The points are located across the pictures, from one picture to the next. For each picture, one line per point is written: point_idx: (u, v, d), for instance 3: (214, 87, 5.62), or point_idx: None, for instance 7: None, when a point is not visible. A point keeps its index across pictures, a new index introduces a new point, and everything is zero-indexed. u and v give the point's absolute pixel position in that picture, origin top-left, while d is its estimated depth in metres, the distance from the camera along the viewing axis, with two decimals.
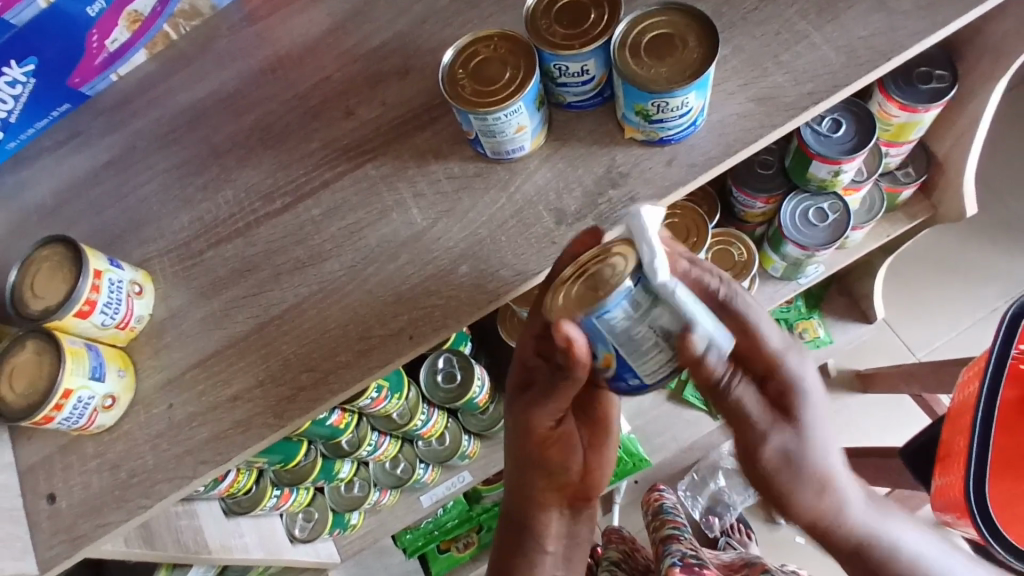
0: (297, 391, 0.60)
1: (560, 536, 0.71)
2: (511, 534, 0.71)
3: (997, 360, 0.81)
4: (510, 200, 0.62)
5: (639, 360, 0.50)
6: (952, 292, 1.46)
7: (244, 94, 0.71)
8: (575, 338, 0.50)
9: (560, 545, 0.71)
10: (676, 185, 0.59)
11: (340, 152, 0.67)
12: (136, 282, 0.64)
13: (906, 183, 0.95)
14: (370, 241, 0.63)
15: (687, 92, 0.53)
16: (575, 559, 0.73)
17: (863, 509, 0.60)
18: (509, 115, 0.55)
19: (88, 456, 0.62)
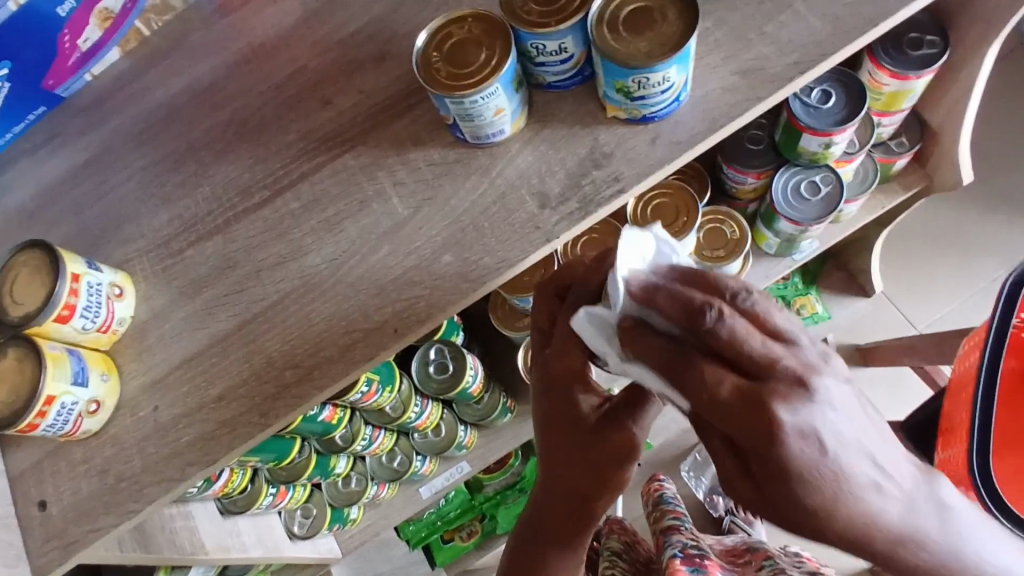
0: (282, 388, 0.59)
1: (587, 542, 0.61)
2: (538, 551, 0.59)
3: (996, 331, 0.81)
4: (492, 184, 0.60)
5: None
6: (949, 264, 1.45)
7: (219, 88, 0.70)
8: None
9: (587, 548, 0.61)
10: (660, 163, 0.58)
11: (318, 143, 0.65)
12: (116, 283, 0.63)
13: (900, 154, 0.93)
14: (351, 232, 0.62)
15: (669, 66, 0.52)
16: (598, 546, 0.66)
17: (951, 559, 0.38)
18: (486, 98, 0.54)
19: (76, 461, 0.61)
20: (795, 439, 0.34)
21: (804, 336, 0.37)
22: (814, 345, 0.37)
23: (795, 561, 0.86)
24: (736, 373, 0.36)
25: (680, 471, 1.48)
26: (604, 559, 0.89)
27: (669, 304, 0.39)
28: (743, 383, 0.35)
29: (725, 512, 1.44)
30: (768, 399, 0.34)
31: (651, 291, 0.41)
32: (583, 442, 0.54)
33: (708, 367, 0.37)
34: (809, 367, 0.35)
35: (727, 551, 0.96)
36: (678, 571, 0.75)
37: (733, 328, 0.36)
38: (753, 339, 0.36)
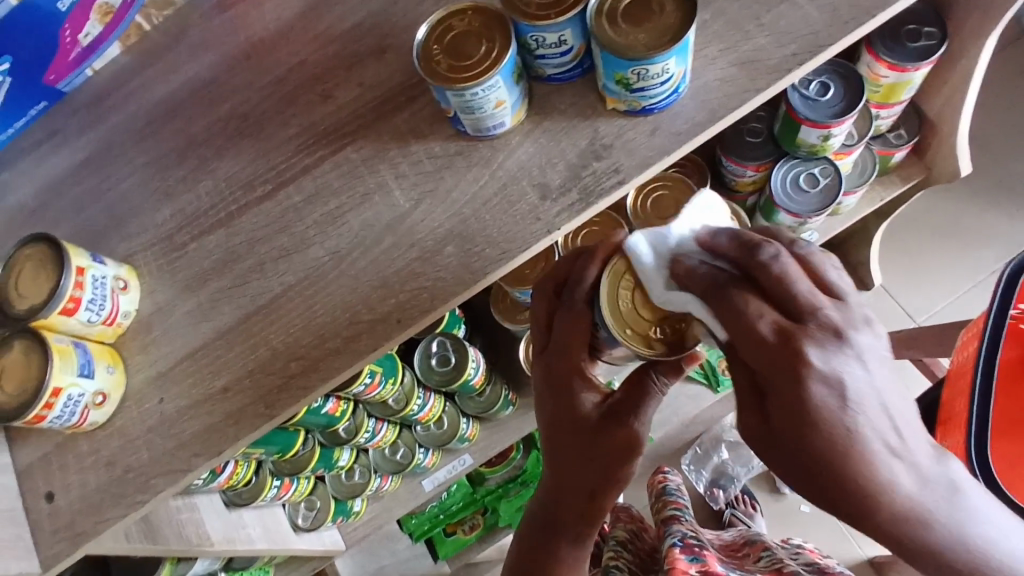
0: (287, 379, 0.59)
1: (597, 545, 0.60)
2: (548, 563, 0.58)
3: (994, 320, 0.81)
4: (493, 176, 0.61)
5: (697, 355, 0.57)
6: (948, 256, 1.45)
7: (220, 83, 0.70)
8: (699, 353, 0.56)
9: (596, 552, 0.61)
10: (660, 154, 0.58)
11: (320, 137, 0.66)
12: (120, 277, 0.63)
13: (898, 146, 0.94)
14: (354, 225, 0.62)
15: (668, 57, 0.52)
16: None
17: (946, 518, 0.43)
18: (487, 90, 0.54)
19: (82, 454, 0.62)
20: (817, 379, 0.40)
21: (853, 299, 0.44)
22: (860, 308, 0.44)
23: (794, 552, 0.87)
24: (777, 314, 0.43)
25: (680, 463, 1.51)
26: (609, 549, 0.90)
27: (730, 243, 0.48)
28: (782, 323, 0.42)
29: (726, 505, 1.44)
30: (801, 339, 0.41)
31: (713, 239, 0.51)
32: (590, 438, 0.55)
33: (752, 301, 0.44)
34: (847, 323, 0.42)
35: (726, 543, 0.96)
36: (677, 560, 0.75)
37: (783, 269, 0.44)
38: (801, 283, 0.43)
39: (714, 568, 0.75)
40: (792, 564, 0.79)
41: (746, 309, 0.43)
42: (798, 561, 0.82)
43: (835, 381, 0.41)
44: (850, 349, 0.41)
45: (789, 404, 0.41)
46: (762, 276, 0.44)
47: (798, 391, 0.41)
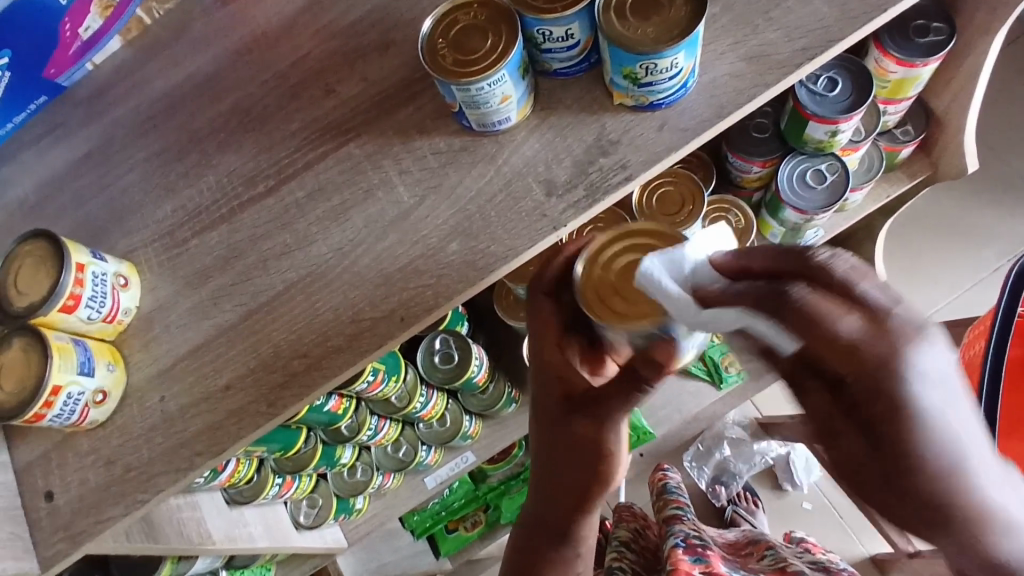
0: (290, 377, 0.59)
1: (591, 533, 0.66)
2: (536, 538, 0.65)
3: (1002, 318, 0.80)
4: (498, 173, 0.60)
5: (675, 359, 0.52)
6: (952, 253, 1.44)
7: (222, 78, 0.69)
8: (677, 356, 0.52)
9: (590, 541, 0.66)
10: (668, 150, 0.57)
11: (322, 133, 0.65)
12: (121, 274, 0.63)
13: (904, 142, 0.93)
14: (356, 222, 0.61)
15: (677, 51, 0.51)
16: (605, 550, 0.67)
17: None
18: (492, 84, 0.53)
19: (83, 452, 0.61)
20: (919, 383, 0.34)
21: None
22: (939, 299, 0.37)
23: (799, 550, 0.87)
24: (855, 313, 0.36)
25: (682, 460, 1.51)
26: (611, 549, 0.90)
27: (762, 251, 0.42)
28: (868, 323, 0.35)
29: (728, 502, 1.45)
30: (895, 340, 0.34)
31: (747, 256, 0.43)
32: (557, 438, 0.59)
33: (826, 301, 0.36)
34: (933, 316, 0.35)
35: (729, 542, 0.96)
36: (680, 560, 0.75)
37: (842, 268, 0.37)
38: (871, 279, 0.36)
39: (717, 568, 0.75)
40: (795, 563, 0.78)
41: (823, 309, 0.36)
42: (802, 560, 0.81)
43: (935, 387, 0.34)
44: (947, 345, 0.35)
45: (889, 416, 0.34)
46: (822, 279, 0.37)
47: (907, 407, 0.34)
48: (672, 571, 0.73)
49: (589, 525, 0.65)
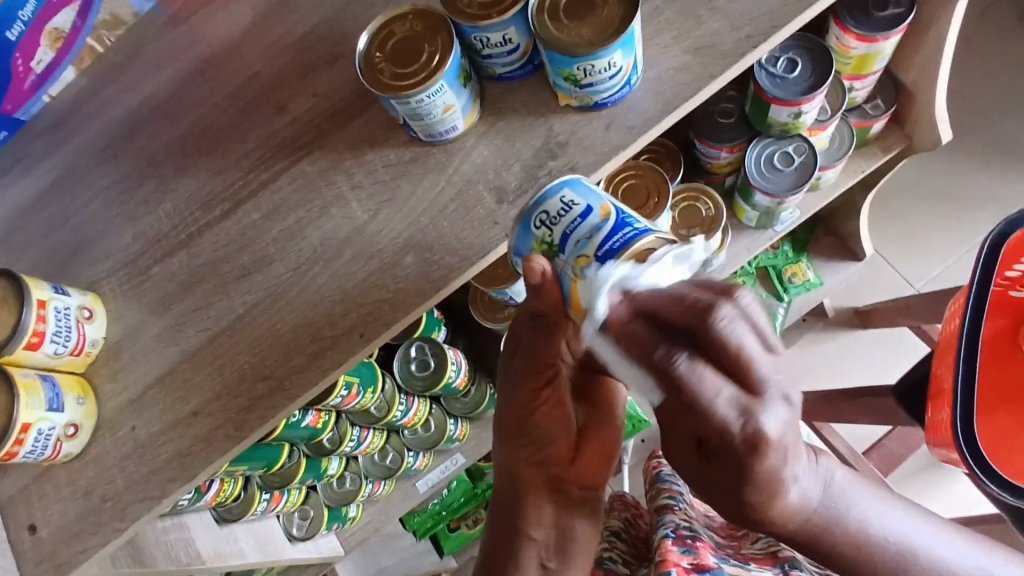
0: (255, 401, 0.59)
1: (550, 524, 0.61)
2: (500, 516, 0.62)
3: (976, 295, 0.80)
4: (449, 181, 0.60)
5: (565, 276, 0.53)
6: (939, 220, 1.43)
7: (174, 101, 0.69)
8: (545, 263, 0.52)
9: (548, 533, 0.61)
10: (617, 149, 0.57)
11: (274, 151, 0.65)
12: (85, 306, 0.63)
13: (875, 117, 0.92)
14: (313, 240, 0.61)
15: (612, 51, 0.51)
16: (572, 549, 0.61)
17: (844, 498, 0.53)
18: (432, 96, 0.53)
19: (61, 484, 0.62)
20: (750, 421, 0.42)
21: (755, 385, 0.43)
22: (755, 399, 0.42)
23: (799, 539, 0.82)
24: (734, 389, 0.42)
25: None
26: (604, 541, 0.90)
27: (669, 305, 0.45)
28: (742, 403, 0.42)
29: None
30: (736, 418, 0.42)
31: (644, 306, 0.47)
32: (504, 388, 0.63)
33: (706, 373, 0.42)
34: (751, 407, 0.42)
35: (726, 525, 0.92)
36: (669, 552, 0.70)
37: (738, 338, 0.42)
38: (717, 398, 0.42)
39: (707, 560, 0.70)
40: (789, 549, 0.74)
41: (699, 389, 0.42)
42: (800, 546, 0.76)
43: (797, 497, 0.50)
44: (771, 415, 0.43)
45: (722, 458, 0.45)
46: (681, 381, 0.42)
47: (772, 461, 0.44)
48: (658, 564, 0.69)
49: (546, 513, 0.61)
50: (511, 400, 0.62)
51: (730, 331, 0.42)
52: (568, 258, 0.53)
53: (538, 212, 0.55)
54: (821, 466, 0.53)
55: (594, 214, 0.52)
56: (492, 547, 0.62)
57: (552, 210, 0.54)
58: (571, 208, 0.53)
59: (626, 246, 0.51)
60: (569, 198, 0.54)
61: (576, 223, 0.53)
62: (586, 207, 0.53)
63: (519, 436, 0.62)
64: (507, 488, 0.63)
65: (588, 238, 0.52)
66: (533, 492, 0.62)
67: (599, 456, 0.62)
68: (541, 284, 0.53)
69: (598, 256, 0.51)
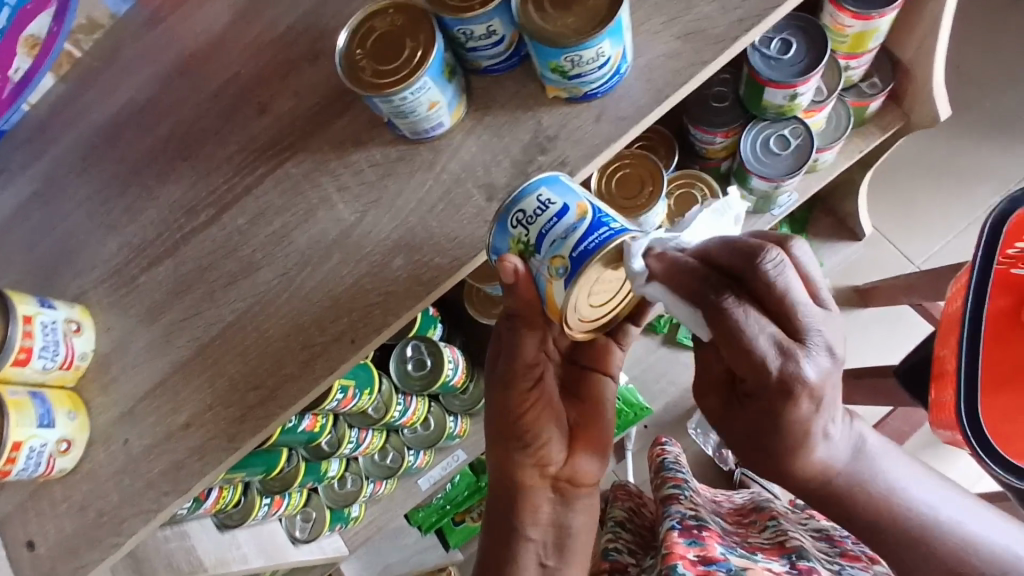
0: (247, 411, 0.58)
1: (546, 523, 0.60)
2: (497, 522, 0.61)
3: (979, 272, 0.78)
4: (437, 180, 0.58)
5: (540, 276, 0.53)
6: (939, 196, 1.42)
7: (154, 104, 0.67)
8: (519, 264, 0.53)
9: (546, 533, 0.60)
10: (608, 141, 0.56)
11: (258, 153, 0.63)
12: (72, 319, 0.62)
13: (872, 95, 0.90)
14: (299, 244, 0.60)
15: (600, 41, 0.49)
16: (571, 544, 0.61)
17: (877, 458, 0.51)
18: (416, 93, 0.51)
19: (57, 499, 0.61)
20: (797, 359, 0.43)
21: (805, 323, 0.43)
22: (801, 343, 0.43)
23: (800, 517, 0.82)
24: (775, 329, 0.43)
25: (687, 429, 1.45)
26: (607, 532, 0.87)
27: (720, 251, 0.46)
28: (783, 340, 0.43)
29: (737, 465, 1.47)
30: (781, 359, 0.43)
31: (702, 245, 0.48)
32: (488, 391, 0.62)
33: (751, 314, 0.43)
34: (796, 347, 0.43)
35: (734, 510, 0.91)
36: (675, 544, 0.67)
37: (783, 282, 0.43)
38: (760, 340, 0.43)
39: (714, 551, 0.65)
40: (796, 536, 0.72)
41: (737, 330, 0.43)
42: (808, 532, 0.75)
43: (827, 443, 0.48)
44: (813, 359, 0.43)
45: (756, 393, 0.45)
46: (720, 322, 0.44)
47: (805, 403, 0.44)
48: (663, 557, 0.65)
49: (542, 512, 0.60)
50: (499, 403, 0.60)
51: (775, 274, 0.43)
52: (542, 259, 0.52)
53: (515, 211, 0.53)
54: (854, 429, 0.51)
55: (570, 213, 0.51)
56: (493, 556, 0.60)
57: (529, 208, 0.52)
58: (547, 206, 0.52)
59: (599, 248, 0.49)
60: (546, 193, 0.52)
61: (550, 222, 0.51)
62: (563, 205, 0.51)
63: (510, 438, 0.60)
64: (502, 494, 0.61)
65: (564, 238, 0.51)
66: (529, 492, 0.60)
67: (591, 448, 0.62)
68: (515, 284, 0.54)
69: (571, 257, 0.50)
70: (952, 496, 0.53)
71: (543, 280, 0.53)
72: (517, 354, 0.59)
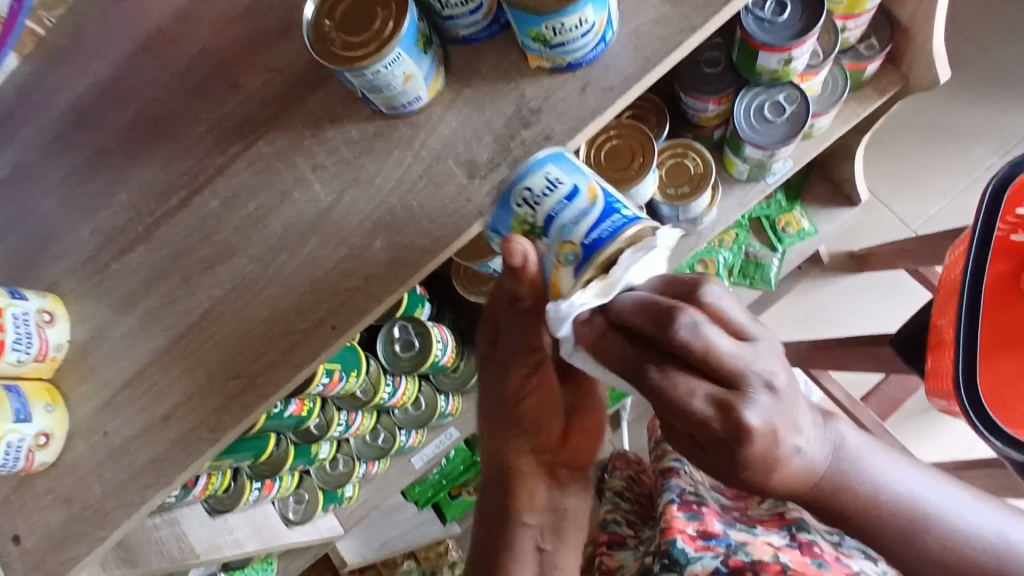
0: (228, 400, 0.56)
1: (543, 507, 0.59)
2: (496, 515, 0.59)
3: (979, 238, 0.77)
4: (417, 157, 0.56)
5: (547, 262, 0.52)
6: (937, 158, 1.39)
7: (120, 82, 0.63)
8: (527, 247, 0.50)
9: (542, 516, 0.59)
10: (595, 113, 0.53)
11: (230, 132, 0.60)
12: (45, 309, 0.59)
13: (870, 57, 0.87)
14: (275, 227, 0.58)
15: (583, 6, 0.47)
16: (566, 528, 0.59)
17: (867, 454, 0.52)
18: (389, 65, 0.49)
19: (40, 493, 0.59)
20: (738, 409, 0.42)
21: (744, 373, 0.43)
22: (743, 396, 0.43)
23: None
24: (709, 383, 0.43)
25: None
26: (606, 502, 0.86)
27: (640, 311, 0.45)
28: (718, 394, 0.43)
29: None
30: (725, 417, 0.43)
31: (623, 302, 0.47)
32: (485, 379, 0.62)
33: (681, 378, 0.43)
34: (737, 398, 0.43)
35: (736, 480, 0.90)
36: (675, 518, 0.64)
37: (704, 340, 0.42)
38: (697, 401, 0.43)
39: (713, 526, 0.63)
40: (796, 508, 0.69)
41: (677, 391, 0.43)
42: None
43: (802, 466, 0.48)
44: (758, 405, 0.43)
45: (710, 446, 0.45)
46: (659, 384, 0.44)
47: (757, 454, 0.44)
48: (662, 532, 0.63)
49: (539, 495, 0.59)
50: (496, 393, 0.60)
51: (689, 338, 0.42)
52: (550, 244, 0.51)
53: (519, 188, 0.51)
54: (832, 429, 0.51)
55: (581, 195, 0.50)
56: (490, 548, 0.58)
57: (536, 186, 0.51)
58: (555, 187, 0.50)
59: (613, 238, 0.49)
60: (555, 172, 0.51)
61: (557, 207, 0.50)
62: (573, 186, 0.50)
63: (508, 427, 0.61)
64: (495, 480, 0.61)
65: (575, 223, 0.50)
66: (527, 479, 0.59)
67: (586, 430, 0.61)
68: (521, 269, 0.51)
69: (583, 244, 0.49)
70: (959, 493, 0.52)
71: (548, 267, 0.52)
72: (514, 339, 0.58)
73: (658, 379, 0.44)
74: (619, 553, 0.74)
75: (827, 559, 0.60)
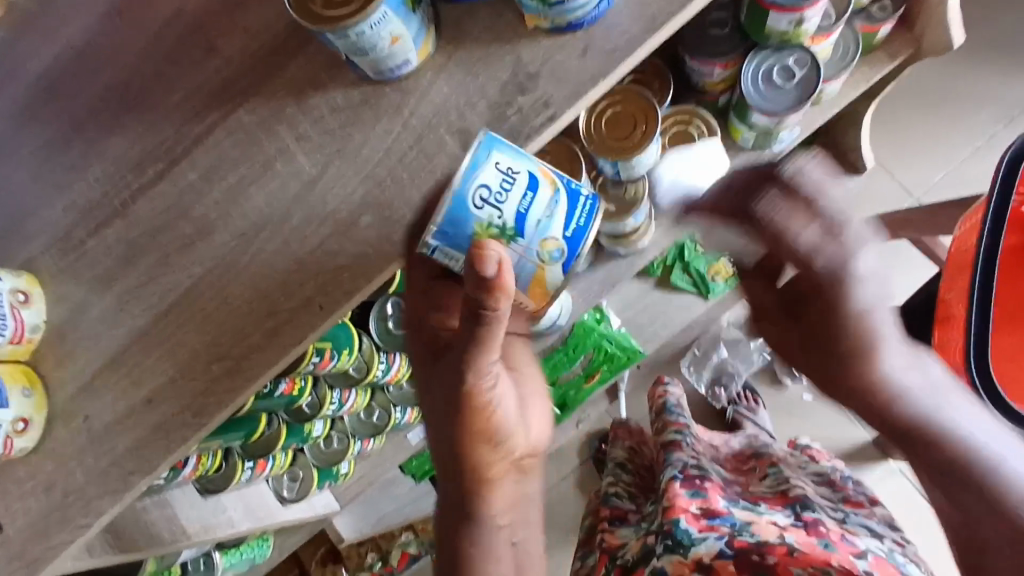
0: (211, 383, 0.54)
1: (512, 504, 0.56)
2: (462, 521, 0.55)
3: (994, 211, 0.73)
4: (406, 126, 0.53)
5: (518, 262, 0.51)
6: (942, 125, 1.35)
7: (87, 45, 0.59)
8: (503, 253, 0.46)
9: (513, 515, 0.56)
10: (596, 78, 0.50)
11: (207, 99, 0.56)
12: (19, 289, 0.55)
13: (883, 19, 0.82)
14: (257, 201, 0.55)
15: None
16: (533, 512, 0.58)
17: (956, 396, 0.53)
18: (374, 26, 0.45)
19: (22, 479, 0.56)
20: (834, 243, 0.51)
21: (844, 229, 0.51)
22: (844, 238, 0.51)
23: (805, 471, 0.81)
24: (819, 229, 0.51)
25: (680, 366, 1.55)
26: (609, 475, 0.87)
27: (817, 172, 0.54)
28: (820, 235, 0.51)
29: (728, 403, 1.52)
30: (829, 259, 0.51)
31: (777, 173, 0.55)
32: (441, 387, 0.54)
33: (796, 221, 0.51)
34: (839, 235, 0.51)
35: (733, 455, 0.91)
36: (677, 497, 0.64)
37: (818, 186, 0.53)
38: (802, 236, 0.51)
39: (716, 504, 0.63)
40: (800, 485, 0.70)
41: (780, 224, 0.51)
42: (811, 480, 0.76)
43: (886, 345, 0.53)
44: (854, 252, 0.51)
45: (817, 288, 0.52)
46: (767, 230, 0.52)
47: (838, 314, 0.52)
48: (665, 512, 0.63)
49: (507, 495, 0.56)
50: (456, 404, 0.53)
51: (769, 207, 0.52)
52: (520, 244, 0.50)
53: (477, 187, 0.48)
54: (923, 365, 0.54)
55: (540, 182, 0.50)
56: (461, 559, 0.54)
57: (494, 183, 0.48)
58: (514, 179, 0.48)
59: (590, 219, 0.52)
60: (504, 162, 0.48)
61: (522, 200, 0.49)
62: (529, 175, 0.49)
63: (472, 438, 0.54)
64: (458, 489, 0.55)
65: (548, 217, 0.50)
66: (494, 482, 0.55)
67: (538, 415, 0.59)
68: (495, 278, 0.46)
69: (565, 237, 0.51)
70: None
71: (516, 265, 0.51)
72: (470, 367, 0.52)
73: (766, 217, 0.52)
74: (620, 530, 0.72)
75: (832, 538, 0.58)
